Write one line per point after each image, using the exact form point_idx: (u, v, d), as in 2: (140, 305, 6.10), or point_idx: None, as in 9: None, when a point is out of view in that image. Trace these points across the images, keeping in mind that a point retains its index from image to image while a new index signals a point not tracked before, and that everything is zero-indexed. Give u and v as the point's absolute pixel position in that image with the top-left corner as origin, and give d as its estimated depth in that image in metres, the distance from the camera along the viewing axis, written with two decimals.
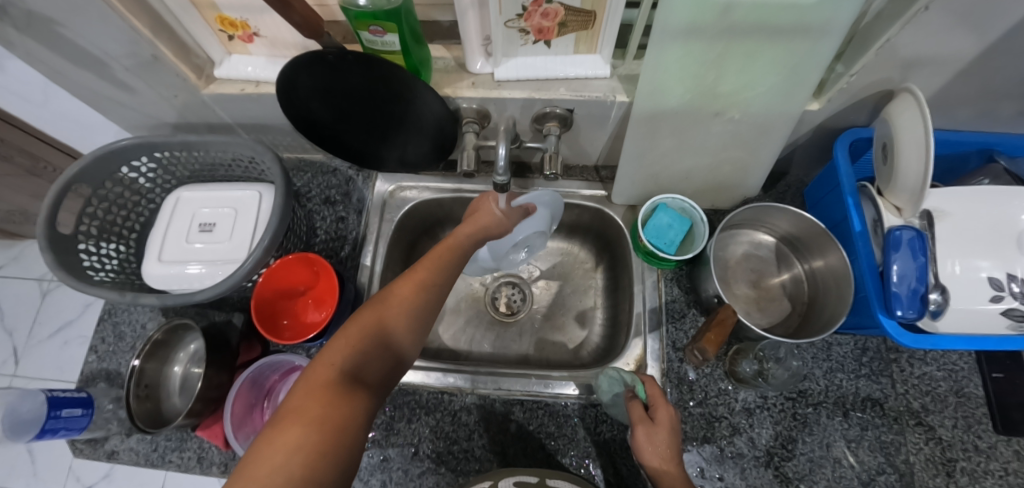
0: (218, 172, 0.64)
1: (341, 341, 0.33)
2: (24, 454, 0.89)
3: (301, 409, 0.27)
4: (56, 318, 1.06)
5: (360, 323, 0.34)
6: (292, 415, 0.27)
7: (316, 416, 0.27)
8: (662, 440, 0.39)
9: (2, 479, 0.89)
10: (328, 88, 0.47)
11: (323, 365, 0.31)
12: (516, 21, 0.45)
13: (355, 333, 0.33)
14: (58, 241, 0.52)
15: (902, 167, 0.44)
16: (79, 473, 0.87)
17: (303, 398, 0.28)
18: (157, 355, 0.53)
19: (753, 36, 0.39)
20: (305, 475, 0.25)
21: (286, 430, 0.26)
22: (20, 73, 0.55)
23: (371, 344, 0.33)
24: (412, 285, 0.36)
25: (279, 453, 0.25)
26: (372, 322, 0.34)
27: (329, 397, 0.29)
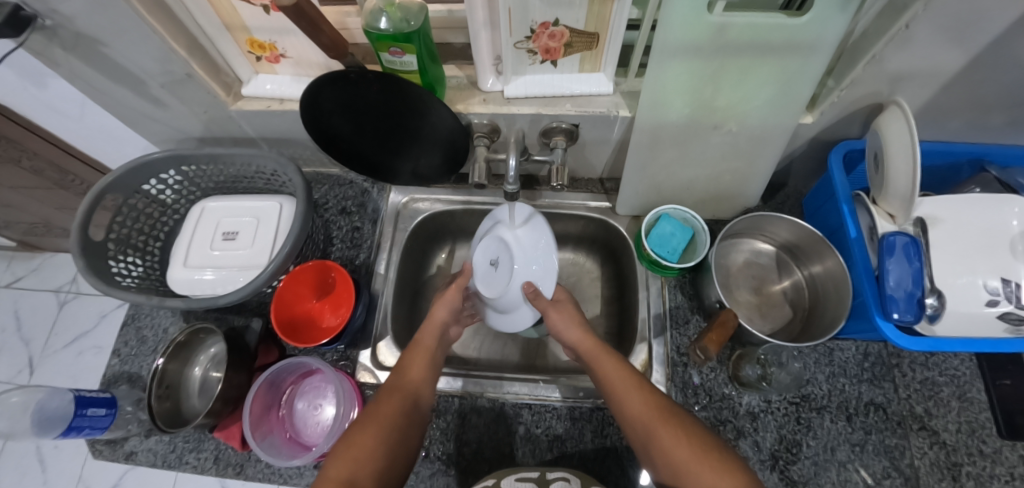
0: (240, 184, 0.67)
1: (342, 453, 0.38)
2: (37, 463, 0.90)
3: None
4: (72, 328, 1.09)
5: (359, 433, 0.40)
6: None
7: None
8: (566, 319, 0.52)
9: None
10: (349, 103, 0.51)
11: (329, 475, 0.37)
12: (524, 42, 0.49)
13: (353, 444, 0.39)
14: (90, 247, 0.55)
15: (893, 175, 0.47)
16: (89, 482, 0.87)
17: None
18: (179, 357, 0.55)
19: (747, 54, 0.42)
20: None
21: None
22: (61, 91, 0.59)
23: (372, 450, 0.39)
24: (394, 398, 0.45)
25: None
26: (369, 430, 0.40)
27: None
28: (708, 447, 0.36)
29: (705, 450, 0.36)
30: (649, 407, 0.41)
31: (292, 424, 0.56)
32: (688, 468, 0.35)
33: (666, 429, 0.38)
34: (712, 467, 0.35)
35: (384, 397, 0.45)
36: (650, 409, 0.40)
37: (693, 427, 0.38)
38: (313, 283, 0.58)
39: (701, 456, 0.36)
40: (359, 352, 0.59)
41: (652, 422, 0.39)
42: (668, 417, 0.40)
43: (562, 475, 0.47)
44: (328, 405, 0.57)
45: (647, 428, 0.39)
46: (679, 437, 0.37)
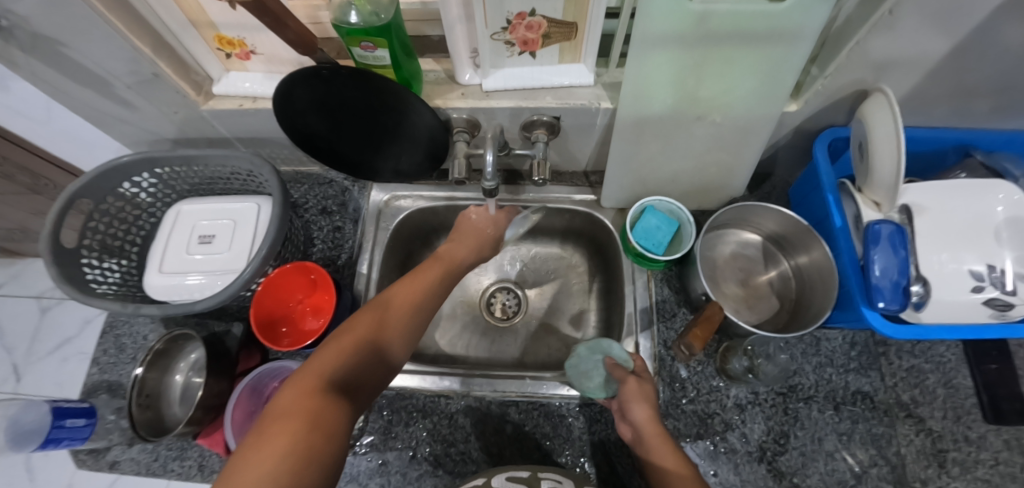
0: (217, 185, 0.65)
1: (314, 364, 0.34)
2: (23, 473, 0.89)
3: (288, 420, 0.28)
4: (54, 335, 1.07)
5: (335, 345, 0.36)
6: (278, 426, 0.28)
7: (298, 430, 0.28)
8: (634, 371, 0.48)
9: None
10: (322, 101, 0.50)
11: (299, 382, 0.32)
12: (501, 33, 0.47)
13: (325, 357, 0.34)
14: (62, 255, 0.53)
15: (877, 164, 0.46)
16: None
17: (285, 411, 0.29)
18: (159, 365, 0.54)
19: (730, 43, 0.41)
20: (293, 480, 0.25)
21: (272, 442, 0.27)
22: (24, 93, 0.57)
23: (344, 362, 0.35)
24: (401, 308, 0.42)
25: (264, 464, 0.25)
26: (341, 348, 0.36)
27: (316, 406, 0.30)
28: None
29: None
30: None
31: None
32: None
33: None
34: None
35: (363, 315, 0.40)
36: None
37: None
38: (293, 287, 0.57)
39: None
40: None
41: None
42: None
43: (554, 477, 0.46)
44: None
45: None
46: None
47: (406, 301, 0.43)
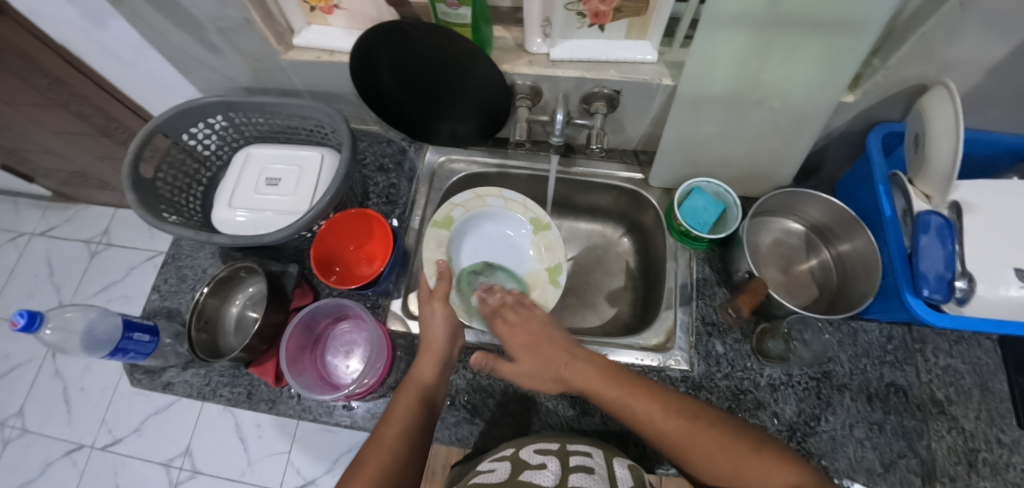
0: (283, 136, 0.69)
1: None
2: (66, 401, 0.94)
3: (368, 467, 0.37)
4: (102, 277, 1.13)
5: (404, 398, 0.44)
6: (363, 469, 0.37)
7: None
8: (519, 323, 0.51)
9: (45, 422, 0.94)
10: (399, 57, 0.52)
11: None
12: (575, 4, 0.49)
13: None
14: (141, 183, 0.57)
15: (933, 155, 0.47)
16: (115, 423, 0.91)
17: (368, 459, 0.38)
18: (219, 294, 0.57)
19: (797, 28, 0.42)
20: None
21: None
22: (117, 30, 0.61)
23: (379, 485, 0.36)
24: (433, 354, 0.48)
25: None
26: (372, 475, 0.37)
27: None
28: (756, 444, 0.35)
29: (752, 448, 0.35)
30: (681, 422, 0.38)
31: (324, 366, 0.58)
32: (743, 467, 0.34)
33: (705, 439, 0.36)
34: (764, 465, 0.34)
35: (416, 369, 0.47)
36: (681, 422, 0.38)
37: (743, 432, 0.37)
38: (352, 232, 0.60)
39: (744, 459, 0.34)
40: (391, 301, 0.61)
41: (688, 445, 0.36)
42: (702, 426, 0.37)
43: (584, 450, 0.43)
44: (358, 352, 0.59)
45: (693, 450, 0.36)
46: (719, 443, 0.36)
47: (410, 407, 0.43)
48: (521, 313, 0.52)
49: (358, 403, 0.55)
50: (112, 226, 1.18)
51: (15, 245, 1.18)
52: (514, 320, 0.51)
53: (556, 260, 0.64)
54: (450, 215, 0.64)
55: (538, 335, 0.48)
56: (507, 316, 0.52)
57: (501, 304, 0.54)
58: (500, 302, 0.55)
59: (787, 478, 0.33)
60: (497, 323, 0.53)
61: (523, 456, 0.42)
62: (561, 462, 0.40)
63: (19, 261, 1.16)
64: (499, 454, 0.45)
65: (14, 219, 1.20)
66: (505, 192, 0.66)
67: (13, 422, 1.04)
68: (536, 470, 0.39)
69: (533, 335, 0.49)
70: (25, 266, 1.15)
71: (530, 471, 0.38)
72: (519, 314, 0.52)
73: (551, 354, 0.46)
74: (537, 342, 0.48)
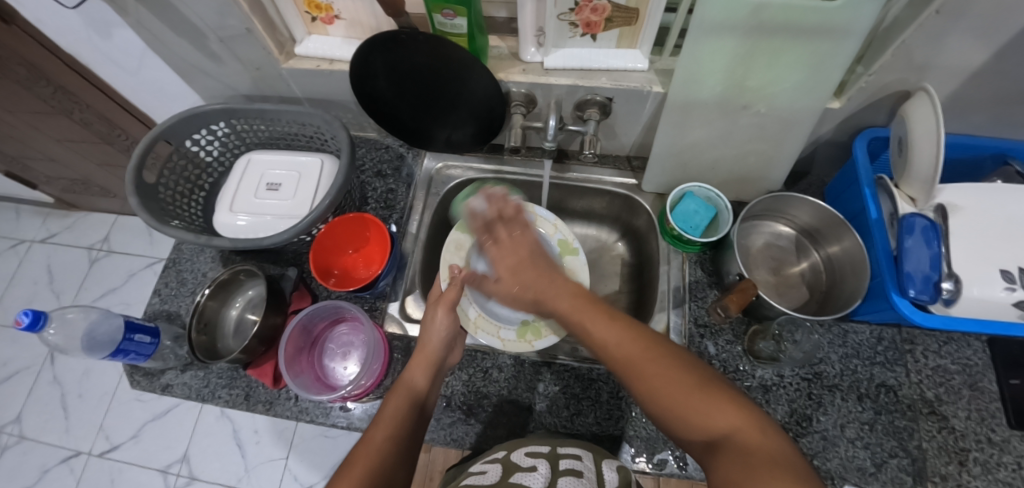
0: (283, 142, 0.70)
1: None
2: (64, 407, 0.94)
3: (357, 465, 0.37)
4: (102, 283, 1.14)
5: (394, 401, 0.44)
6: (351, 467, 0.37)
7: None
8: (504, 249, 0.47)
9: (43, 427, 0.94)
10: (398, 64, 0.54)
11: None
12: (567, 14, 0.51)
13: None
14: (143, 188, 0.58)
15: (915, 158, 0.49)
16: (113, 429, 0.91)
17: (356, 457, 0.38)
18: (219, 296, 0.58)
19: (778, 34, 0.44)
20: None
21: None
22: (124, 40, 0.62)
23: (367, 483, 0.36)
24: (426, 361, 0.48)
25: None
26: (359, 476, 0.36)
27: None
28: (698, 383, 0.32)
29: (696, 384, 0.32)
30: (631, 345, 0.36)
31: (321, 368, 0.59)
32: (684, 402, 0.32)
33: (656, 365, 0.34)
34: (714, 402, 0.31)
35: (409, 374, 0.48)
36: (636, 347, 0.36)
37: (696, 364, 0.34)
38: (348, 237, 0.61)
39: (686, 396, 0.32)
40: (388, 304, 0.61)
41: (639, 365, 0.35)
42: (654, 354, 0.35)
43: (574, 453, 0.44)
44: (355, 354, 0.59)
45: (640, 378, 0.34)
46: (658, 373, 0.34)
47: (400, 408, 0.44)
48: (513, 235, 0.48)
49: (355, 404, 0.55)
50: (113, 232, 1.19)
51: (16, 252, 1.19)
52: (505, 240, 0.48)
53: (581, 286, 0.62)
54: None
55: (523, 258, 0.46)
56: (499, 234, 0.48)
57: (496, 217, 0.50)
58: (494, 216, 0.50)
59: (727, 416, 0.30)
60: (487, 241, 0.50)
61: (513, 459, 0.43)
62: (551, 465, 0.41)
63: (20, 267, 1.17)
64: (491, 456, 0.45)
65: (16, 226, 1.21)
66: (523, 199, 0.70)
67: (10, 429, 1.04)
68: (526, 472, 0.39)
69: (521, 257, 0.46)
70: (26, 273, 1.16)
71: (522, 473, 0.39)
72: (511, 232, 0.48)
73: (537, 273, 0.45)
74: (521, 265, 0.45)
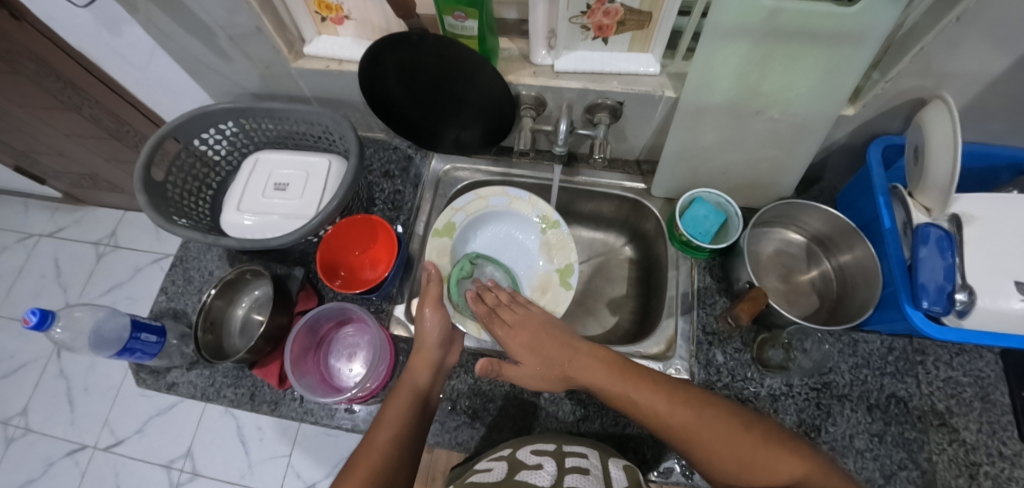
0: (291, 141, 0.70)
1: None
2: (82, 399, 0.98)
3: (360, 468, 0.38)
4: (108, 278, 1.14)
5: (395, 402, 0.45)
6: (355, 469, 0.38)
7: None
8: (511, 324, 0.52)
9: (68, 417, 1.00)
10: (409, 65, 0.53)
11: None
12: (579, 17, 0.51)
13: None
14: (151, 186, 0.58)
15: (931, 167, 0.48)
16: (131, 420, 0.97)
17: (359, 460, 0.39)
18: (225, 296, 0.58)
19: (795, 39, 0.43)
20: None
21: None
22: (134, 38, 0.62)
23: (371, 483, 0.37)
24: (427, 360, 0.49)
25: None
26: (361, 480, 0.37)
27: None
28: (761, 440, 0.38)
29: (758, 442, 0.38)
30: (681, 409, 0.41)
31: (327, 368, 0.59)
32: (751, 462, 0.37)
33: (709, 430, 0.39)
34: (779, 456, 0.36)
35: (411, 374, 0.48)
36: (688, 413, 0.40)
37: (744, 415, 0.40)
38: (358, 237, 0.61)
39: (749, 450, 0.37)
40: (394, 306, 0.61)
41: (694, 436, 0.39)
42: (704, 420, 0.40)
43: (579, 451, 0.44)
44: (361, 355, 0.59)
45: (698, 440, 0.39)
46: (716, 432, 0.39)
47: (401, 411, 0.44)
48: (518, 312, 0.53)
49: (360, 406, 0.55)
50: (120, 228, 1.20)
51: (24, 246, 1.19)
52: (511, 321, 0.52)
53: (567, 261, 0.65)
54: (451, 221, 0.64)
55: (542, 335, 0.50)
56: (506, 316, 0.53)
57: (496, 303, 0.55)
58: (495, 301, 0.55)
59: (791, 466, 0.35)
60: (493, 325, 0.53)
61: (519, 456, 0.43)
62: (557, 463, 0.41)
63: (27, 261, 1.18)
64: (497, 454, 0.45)
65: (25, 219, 1.22)
66: (509, 190, 0.66)
67: (16, 421, 1.05)
68: (533, 469, 0.39)
69: (536, 338, 0.50)
70: (33, 266, 1.17)
71: (527, 471, 0.39)
72: (512, 309, 0.54)
73: (559, 348, 0.49)
74: (539, 341, 0.50)
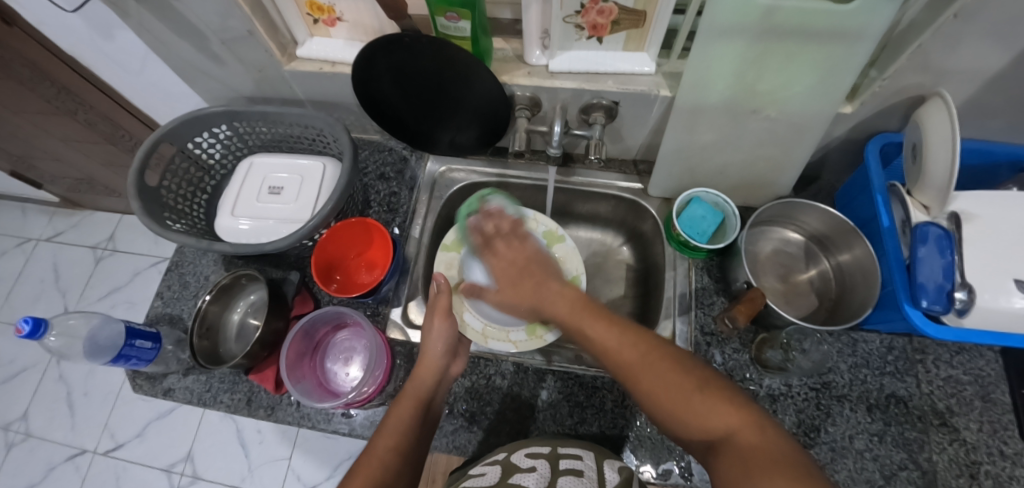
0: (286, 144, 0.70)
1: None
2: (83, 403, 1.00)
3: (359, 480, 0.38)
4: (106, 282, 1.14)
5: (398, 410, 0.44)
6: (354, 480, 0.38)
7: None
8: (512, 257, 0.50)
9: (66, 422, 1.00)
10: (403, 67, 0.53)
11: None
12: (573, 16, 0.50)
13: None
14: (145, 191, 0.58)
15: (931, 165, 0.47)
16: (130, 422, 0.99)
17: (359, 471, 0.39)
18: (220, 301, 0.58)
19: (791, 37, 0.43)
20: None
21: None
22: (127, 42, 0.62)
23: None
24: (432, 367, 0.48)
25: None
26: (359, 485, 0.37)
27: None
28: (698, 382, 0.33)
29: (695, 388, 0.33)
30: (629, 349, 0.38)
31: (323, 373, 0.58)
32: (685, 406, 0.32)
33: (652, 371, 0.35)
34: (711, 403, 0.31)
35: (415, 381, 0.47)
36: (637, 354, 0.37)
37: (694, 364, 0.35)
38: (353, 239, 0.61)
39: (686, 398, 0.33)
40: (391, 309, 0.61)
41: (640, 375, 0.36)
42: (655, 361, 0.36)
43: (574, 453, 0.44)
44: (358, 359, 0.59)
45: (637, 379, 0.36)
46: (658, 375, 0.35)
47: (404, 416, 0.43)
48: (513, 245, 0.51)
49: (357, 410, 0.55)
50: (118, 231, 1.19)
51: (23, 250, 1.19)
52: (505, 251, 0.51)
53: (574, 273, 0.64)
54: (461, 238, 0.66)
55: (522, 266, 0.49)
56: (501, 247, 0.51)
57: (499, 229, 0.53)
58: (493, 230, 0.53)
59: (724, 416, 0.31)
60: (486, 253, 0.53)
61: (513, 460, 0.42)
62: (551, 465, 0.41)
63: (26, 265, 1.17)
64: (491, 459, 0.45)
65: (23, 224, 1.22)
66: (522, 209, 0.68)
67: (17, 425, 1.05)
68: (526, 472, 0.39)
69: (523, 268, 0.49)
70: (32, 271, 1.17)
71: (521, 473, 0.39)
72: (511, 245, 0.51)
73: (531, 285, 0.48)
74: (524, 273, 0.49)
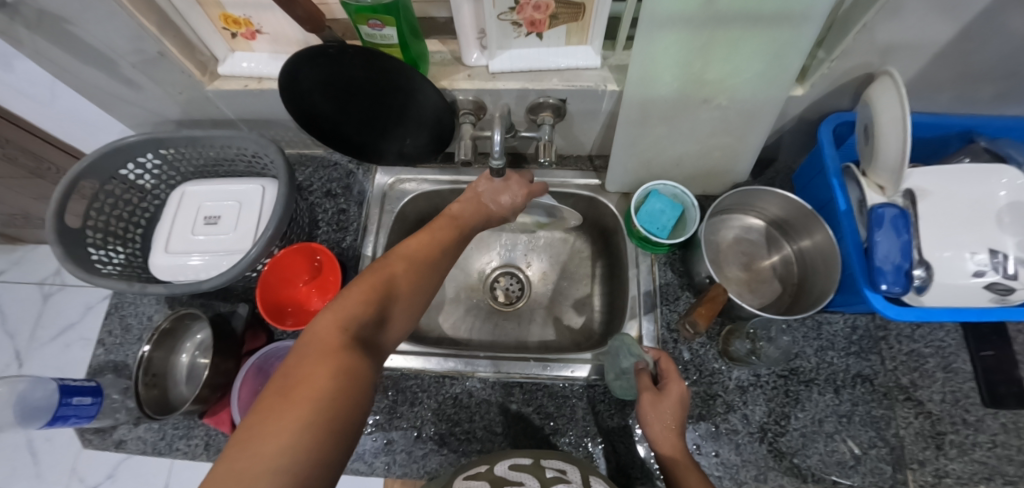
0: (222, 167, 0.66)
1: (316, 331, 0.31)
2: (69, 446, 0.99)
3: (357, 300, 0.34)
4: (57, 320, 1.08)
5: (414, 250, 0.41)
6: (349, 299, 0.34)
7: (326, 395, 0.26)
8: (671, 410, 0.43)
9: (52, 470, 0.98)
10: (331, 81, 0.49)
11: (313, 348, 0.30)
12: (508, 14, 0.47)
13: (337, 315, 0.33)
14: (68, 235, 0.53)
15: (882, 147, 0.46)
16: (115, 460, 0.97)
17: (360, 292, 0.35)
18: (165, 345, 0.54)
19: (734, 24, 0.40)
20: (319, 442, 0.25)
21: (291, 415, 0.25)
22: (27, 71, 0.56)
23: (360, 323, 0.33)
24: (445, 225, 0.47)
25: (272, 452, 0.23)
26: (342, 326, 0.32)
27: (345, 368, 0.29)
28: None
29: None
30: None
31: None
32: None
33: None
34: None
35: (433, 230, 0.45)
36: None
37: None
38: (302, 267, 0.58)
39: None
40: None
41: None
42: None
43: (558, 466, 0.40)
44: None
45: None
46: None
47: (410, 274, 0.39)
48: (677, 399, 0.43)
49: None
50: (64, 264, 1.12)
51: None
52: (668, 402, 0.43)
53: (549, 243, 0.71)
54: None
55: (680, 421, 0.43)
56: (666, 392, 0.44)
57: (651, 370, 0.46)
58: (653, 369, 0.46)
59: None
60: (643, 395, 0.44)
61: (496, 474, 0.38)
62: (536, 478, 0.37)
63: None
64: (469, 472, 0.40)
65: None
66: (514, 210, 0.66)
67: None
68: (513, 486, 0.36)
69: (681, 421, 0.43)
70: None
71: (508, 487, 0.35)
72: (676, 394, 0.44)
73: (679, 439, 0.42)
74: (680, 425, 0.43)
